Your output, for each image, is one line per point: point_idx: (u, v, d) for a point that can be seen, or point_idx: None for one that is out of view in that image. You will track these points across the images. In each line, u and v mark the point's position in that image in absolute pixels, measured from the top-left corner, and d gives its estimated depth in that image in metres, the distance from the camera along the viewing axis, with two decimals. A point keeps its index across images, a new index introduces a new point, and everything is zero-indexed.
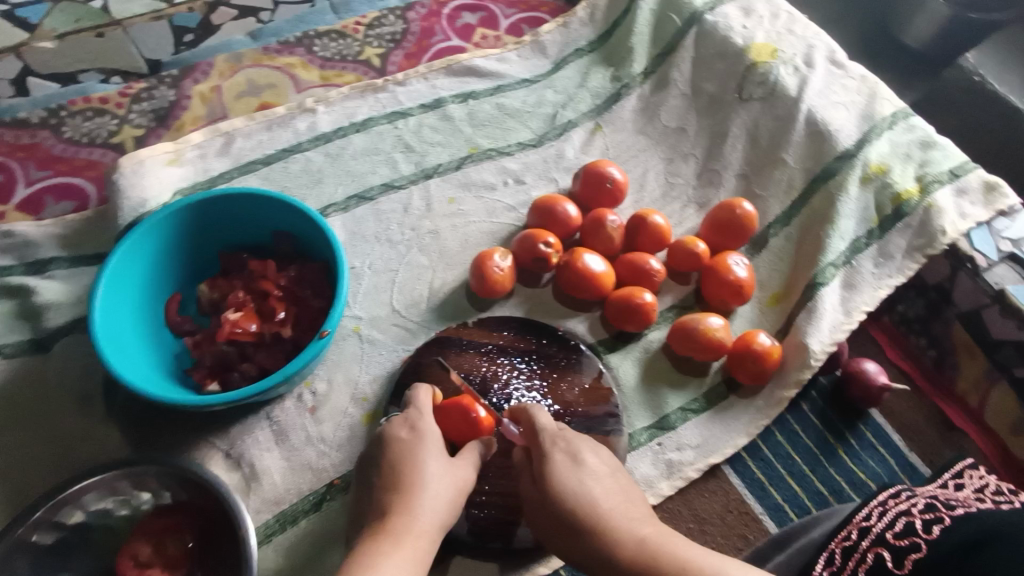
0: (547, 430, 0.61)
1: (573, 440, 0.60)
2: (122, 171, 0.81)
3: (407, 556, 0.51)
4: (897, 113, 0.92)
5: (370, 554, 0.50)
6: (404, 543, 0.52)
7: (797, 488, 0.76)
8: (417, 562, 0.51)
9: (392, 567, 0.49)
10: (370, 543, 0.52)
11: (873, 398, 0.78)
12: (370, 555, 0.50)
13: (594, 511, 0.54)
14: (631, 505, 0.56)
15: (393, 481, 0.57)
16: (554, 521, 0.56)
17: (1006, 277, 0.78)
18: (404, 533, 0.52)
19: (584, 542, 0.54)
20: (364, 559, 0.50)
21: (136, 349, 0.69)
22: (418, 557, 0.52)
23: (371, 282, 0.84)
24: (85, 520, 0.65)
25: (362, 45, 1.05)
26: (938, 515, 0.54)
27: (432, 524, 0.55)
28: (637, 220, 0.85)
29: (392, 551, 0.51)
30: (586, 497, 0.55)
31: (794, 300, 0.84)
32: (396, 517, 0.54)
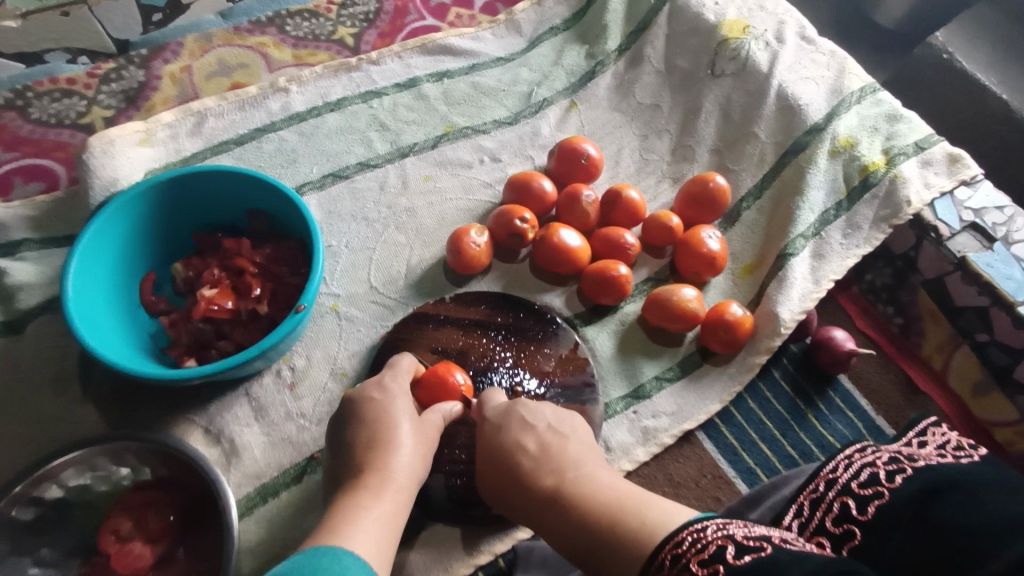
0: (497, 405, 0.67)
1: (511, 409, 0.66)
2: (92, 150, 0.79)
3: (386, 510, 0.55)
4: (865, 87, 0.93)
5: (352, 508, 0.54)
6: (384, 496, 0.56)
7: (768, 452, 0.78)
8: (395, 515, 0.55)
9: (374, 519, 0.54)
10: (349, 496, 0.55)
11: (841, 364, 0.81)
12: (351, 508, 0.54)
13: (521, 468, 0.61)
14: (554, 453, 0.61)
15: (367, 437, 0.59)
16: (497, 485, 0.63)
17: (967, 245, 0.81)
18: (384, 487, 0.56)
19: (520, 495, 0.61)
20: (346, 511, 0.54)
21: (111, 327, 0.69)
22: (397, 510, 0.56)
23: (348, 260, 0.85)
24: (64, 497, 0.65)
25: (335, 24, 1.04)
26: (900, 466, 0.56)
27: (408, 478, 0.58)
28: (612, 195, 0.86)
29: (370, 505, 0.54)
30: (514, 460, 0.62)
31: (766, 271, 0.86)
32: (372, 473, 0.57)
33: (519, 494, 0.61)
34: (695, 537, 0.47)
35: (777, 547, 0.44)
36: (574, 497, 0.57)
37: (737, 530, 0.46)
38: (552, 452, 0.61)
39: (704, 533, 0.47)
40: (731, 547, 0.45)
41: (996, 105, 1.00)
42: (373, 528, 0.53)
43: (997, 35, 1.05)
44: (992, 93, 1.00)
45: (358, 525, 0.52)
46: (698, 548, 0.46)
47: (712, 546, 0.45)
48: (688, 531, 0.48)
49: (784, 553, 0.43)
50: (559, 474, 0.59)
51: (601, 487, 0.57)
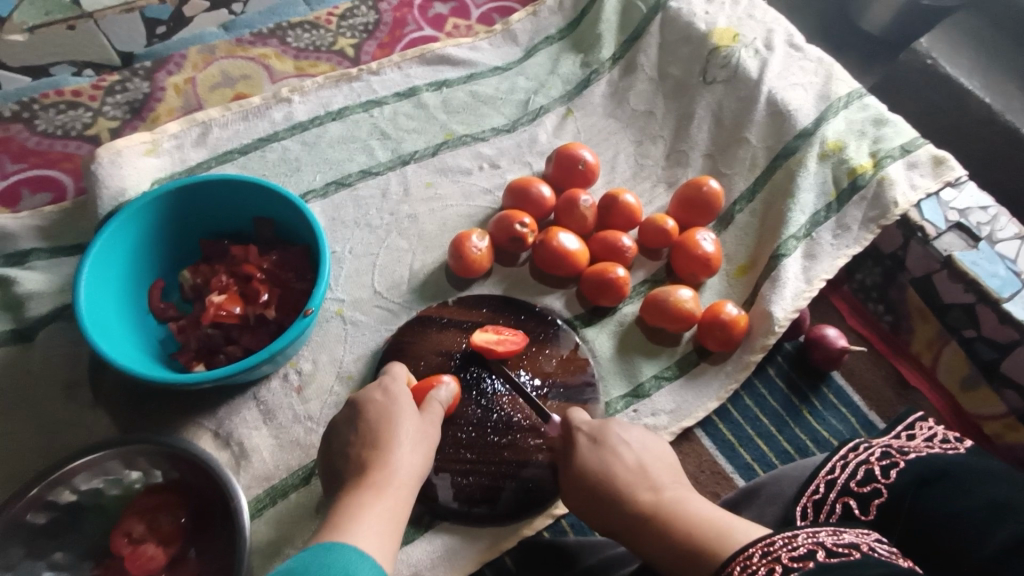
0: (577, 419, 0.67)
1: (605, 424, 0.65)
2: (100, 160, 0.81)
3: (387, 505, 0.56)
4: (852, 93, 0.96)
5: (354, 505, 0.56)
6: (384, 493, 0.57)
7: (765, 447, 0.80)
8: (397, 510, 0.57)
9: (377, 515, 0.55)
10: (353, 494, 0.57)
11: (834, 361, 0.83)
12: (353, 506, 0.56)
13: (616, 484, 0.60)
14: (651, 470, 0.60)
15: (370, 438, 0.61)
16: (583, 500, 0.62)
17: (953, 244, 0.83)
18: (385, 484, 0.58)
19: (612, 509, 0.59)
20: (349, 509, 0.55)
21: (121, 333, 0.70)
22: (399, 504, 0.57)
23: (352, 266, 0.86)
24: (77, 500, 0.66)
25: (335, 36, 1.06)
26: (893, 461, 0.59)
27: (408, 472, 0.60)
28: (609, 200, 0.88)
29: (372, 502, 0.56)
30: (609, 472, 0.61)
31: (759, 272, 0.88)
32: (374, 470, 0.59)
33: (611, 508, 0.59)
34: (787, 539, 0.46)
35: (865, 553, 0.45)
36: (676, 514, 0.55)
37: (823, 535, 0.47)
38: (648, 469, 0.60)
39: (795, 538, 0.46)
40: (822, 553, 0.45)
41: (978, 109, 1.03)
42: (377, 523, 0.54)
43: (979, 41, 1.08)
44: (975, 98, 1.03)
45: (362, 520, 0.54)
46: (790, 549, 0.45)
47: (802, 548, 0.45)
48: (777, 534, 0.47)
49: (873, 560, 0.44)
50: (658, 491, 0.58)
51: (699, 507, 0.55)
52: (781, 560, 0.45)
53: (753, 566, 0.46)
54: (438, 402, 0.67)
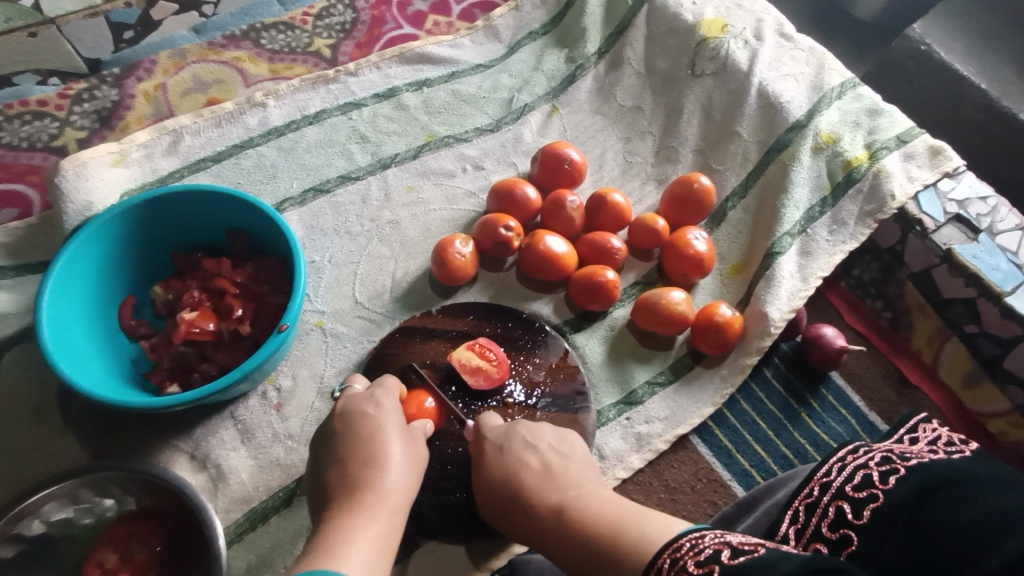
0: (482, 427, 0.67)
1: (511, 429, 0.66)
2: (64, 174, 0.77)
3: (379, 529, 0.54)
4: (845, 83, 0.93)
5: (346, 528, 0.54)
6: (378, 516, 0.55)
7: (763, 453, 0.78)
8: (389, 534, 0.55)
9: (367, 539, 0.53)
10: (345, 516, 0.55)
11: (832, 361, 0.80)
12: (345, 529, 0.54)
13: (523, 489, 0.61)
14: (557, 472, 0.62)
15: (363, 455, 0.59)
16: (494, 506, 0.63)
17: (953, 237, 0.81)
18: (378, 507, 0.56)
19: (520, 514, 0.61)
20: (340, 533, 0.53)
21: (89, 355, 0.67)
22: (391, 529, 0.56)
23: (332, 276, 0.83)
24: (45, 532, 0.63)
25: (311, 36, 1.03)
26: (892, 466, 0.56)
27: (400, 495, 0.58)
28: (597, 200, 0.85)
29: (366, 525, 0.54)
30: (515, 479, 0.62)
31: (753, 270, 0.86)
32: (366, 491, 0.57)
33: (521, 516, 0.61)
34: (693, 542, 0.48)
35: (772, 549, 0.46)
36: (575, 514, 0.57)
37: (732, 536, 0.48)
38: (554, 472, 0.62)
39: (702, 540, 0.48)
40: (727, 552, 0.47)
41: (975, 95, 1.00)
42: (368, 547, 0.52)
43: (976, 26, 1.05)
44: (972, 84, 1.00)
45: (354, 545, 0.52)
46: (696, 552, 0.47)
47: (707, 550, 0.47)
48: (686, 537, 0.49)
49: (778, 553, 0.46)
50: (563, 492, 0.60)
51: (601, 504, 0.57)
52: (686, 567, 0.47)
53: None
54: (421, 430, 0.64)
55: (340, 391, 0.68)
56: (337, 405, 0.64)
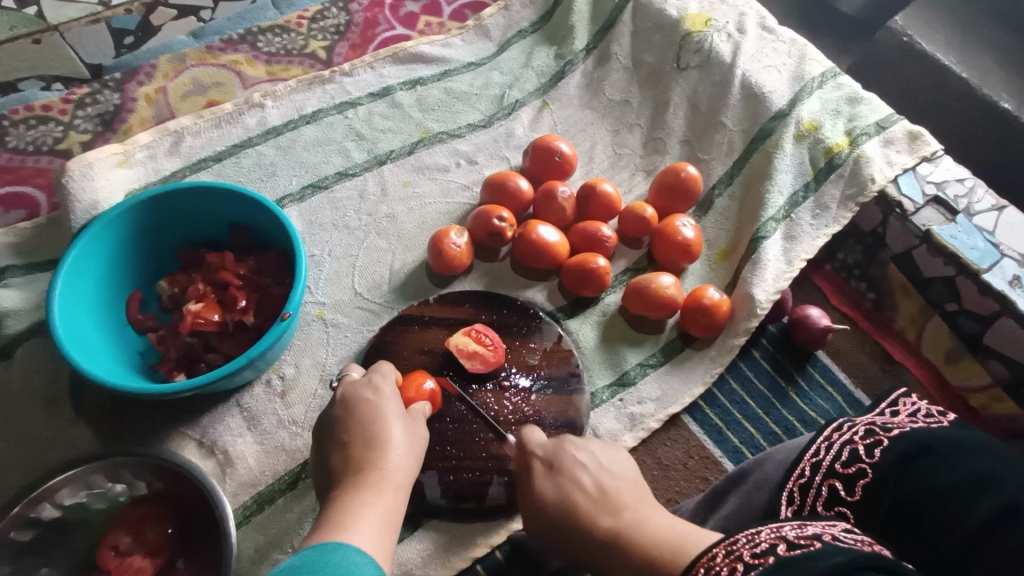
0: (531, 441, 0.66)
1: (559, 446, 0.64)
2: (70, 174, 0.80)
3: (385, 505, 0.57)
4: (825, 73, 0.96)
5: (353, 505, 0.56)
6: (383, 493, 0.58)
7: (753, 430, 0.80)
8: (395, 509, 0.58)
9: (375, 515, 0.56)
10: (351, 494, 0.57)
11: (818, 340, 0.83)
12: (353, 505, 0.56)
13: (575, 510, 0.57)
14: (612, 493, 0.57)
15: (364, 437, 0.61)
16: (549, 531, 0.60)
17: (932, 218, 0.83)
18: (383, 485, 0.58)
19: (576, 538, 0.56)
20: (348, 508, 0.56)
21: (100, 346, 0.70)
22: (395, 507, 0.58)
23: (332, 268, 0.86)
24: (61, 516, 0.65)
25: (306, 39, 1.06)
26: (876, 439, 0.58)
27: (403, 473, 0.61)
28: (587, 190, 0.88)
29: (372, 501, 0.57)
30: (566, 499, 0.58)
31: (740, 255, 0.88)
32: (370, 471, 0.59)
33: (573, 537, 0.57)
34: (749, 537, 0.47)
35: (826, 543, 0.46)
36: (632, 536, 0.52)
37: (786, 532, 0.48)
38: (608, 492, 0.58)
39: (757, 535, 0.48)
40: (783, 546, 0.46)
41: (954, 83, 1.03)
42: (375, 521, 0.55)
43: (953, 15, 1.08)
44: (951, 72, 1.03)
45: (362, 519, 0.55)
46: (752, 546, 0.46)
47: (764, 543, 0.46)
48: (740, 534, 0.48)
49: (833, 547, 0.45)
50: (618, 514, 0.55)
51: (657, 525, 0.53)
52: (742, 558, 0.45)
53: (716, 565, 0.46)
54: (420, 411, 0.66)
55: (338, 380, 0.70)
56: (336, 392, 0.67)
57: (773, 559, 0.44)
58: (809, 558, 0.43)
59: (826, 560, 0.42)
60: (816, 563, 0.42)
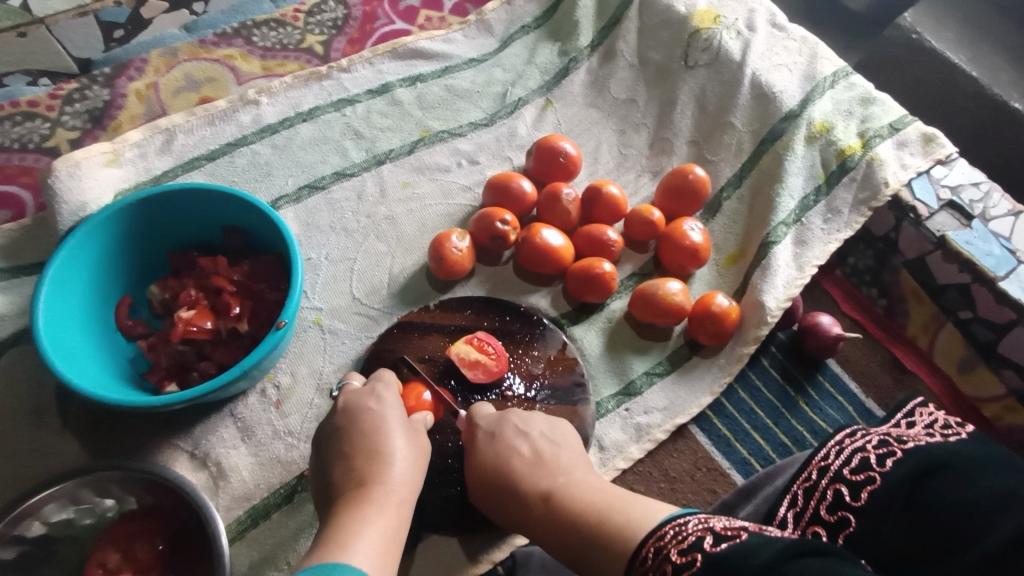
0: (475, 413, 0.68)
1: (502, 418, 0.66)
2: (57, 173, 0.77)
3: (390, 523, 0.55)
4: (838, 72, 0.94)
5: (357, 521, 0.54)
6: (388, 510, 0.56)
7: (761, 441, 0.78)
8: (397, 527, 0.56)
9: (379, 533, 0.54)
10: (354, 510, 0.55)
11: (829, 349, 0.81)
12: (356, 521, 0.54)
13: (512, 475, 0.62)
14: (548, 459, 0.62)
15: (367, 449, 0.59)
16: (483, 492, 0.64)
17: (946, 224, 0.81)
18: (387, 501, 0.56)
19: (512, 501, 0.61)
20: (350, 526, 0.53)
21: (87, 356, 0.67)
22: (400, 524, 0.56)
23: (329, 272, 0.83)
24: (46, 533, 0.63)
25: (303, 33, 1.02)
26: (889, 449, 0.56)
27: (406, 489, 0.58)
28: (593, 192, 0.85)
29: (376, 518, 0.55)
30: (505, 465, 0.62)
31: (749, 260, 0.86)
32: (373, 485, 0.57)
33: (511, 502, 0.61)
34: (676, 530, 0.48)
35: (753, 531, 0.45)
36: (563, 500, 0.57)
37: (714, 520, 0.47)
38: (545, 459, 0.62)
39: (685, 526, 0.48)
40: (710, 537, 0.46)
41: (967, 83, 1.01)
42: (377, 541, 0.53)
43: (966, 15, 1.06)
44: (964, 72, 1.01)
45: (365, 537, 0.52)
46: (679, 541, 0.47)
47: (690, 538, 0.46)
48: (668, 523, 0.49)
49: (757, 536, 0.45)
50: (553, 479, 0.60)
51: (588, 494, 0.57)
52: (671, 558, 0.46)
53: (649, 566, 0.47)
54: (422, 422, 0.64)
55: (339, 388, 0.68)
56: (338, 400, 0.64)
57: (702, 558, 0.44)
58: (738, 559, 0.43)
59: (757, 558, 0.42)
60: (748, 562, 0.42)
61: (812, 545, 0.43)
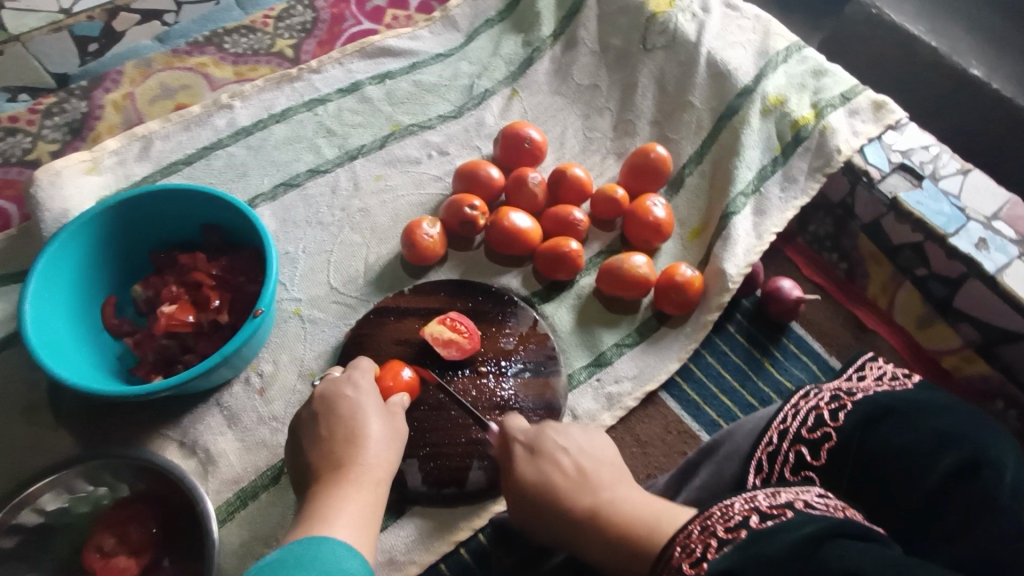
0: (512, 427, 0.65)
1: (540, 432, 0.63)
2: (38, 183, 0.80)
3: (368, 500, 0.58)
4: (790, 47, 0.97)
5: (337, 500, 0.57)
6: (366, 489, 0.59)
7: (729, 403, 0.81)
8: (376, 504, 0.59)
9: (358, 510, 0.57)
10: (333, 491, 0.58)
11: (790, 312, 0.84)
12: (337, 501, 0.57)
13: (555, 492, 0.58)
14: (590, 474, 0.59)
15: (346, 434, 0.62)
16: (523, 511, 0.60)
17: (898, 185, 0.84)
18: (365, 481, 0.59)
19: (553, 518, 0.58)
20: (331, 503, 0.57)
21: (75, 353, 0.70)
22: (378, 501, 0.59)
23: (306, 265, 0.86)
24: (43, 522, 0.66)
25: (273, 38, 1.06)
26: (841, 403, 0.59)
27: (382, 468, 0.62)
28: (558, 175, 0.88)
29: (355, 496, 0.58)
30: (547, 483, 0.59)
31: (711, 232, 0.89)
32: (352, 467, 0.60)
33: (553, 520, 0.58)
34: (723, 510, 0.48)
35: (797, 511, 0.46)
36: (611, 516, 0.54)
37: (758, 500, 0.48)
38: (588, 474, 0.59)
39: (731, 507, 0.48)
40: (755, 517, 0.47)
41: (924, 51, 1.03)
42: (357, 516, 0.56)
43: None
44: (923, 42, 1.03)
45: (345, 513, 0.56)
46: (726, 520, 0.47)
47: (737, 517, 0.46)
48: (716, 506, 0.48)
49: (802, 516, 0.46)
50: (597, 494, 0.56)
51: (635, 503, 0.54)
52: (716, 533, 0.46)
53: (691, 542, 0.47)
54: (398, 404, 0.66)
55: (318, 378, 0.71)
56: (315, 389, 0.67)
57: (745, 534, 0.44)
58: (780, 533, 0.44)
59: (799, 533, 0.43)
60: (788, 534, 0.43)
61: (854, 526, 0.44)
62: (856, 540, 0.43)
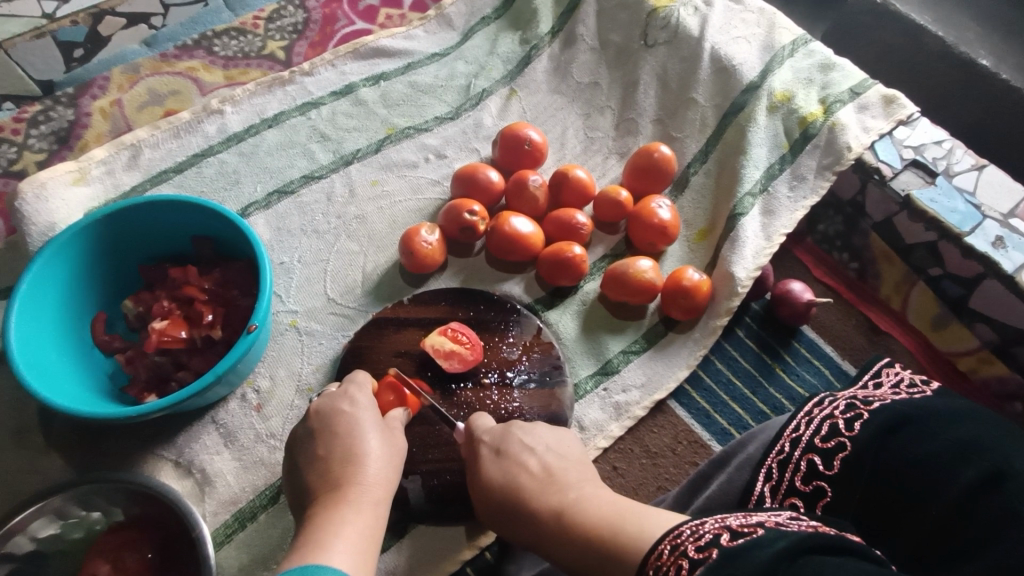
0: (480, 428, 0.67)
1: (506, 431, 0.65)
2: (23, 196, 0.78)
3: (366, 522, 0.56)
4: (796, 40, 0.94)
5: (332, 521, 0.54)
6: (364, 510, 0.56)
7: (740, 411, 0.79)
8: (375, 525, 0.56)
9: (355, 532, 0.54)
10: (329, 513, 0.56)
11: (801, 315, 0.82)
12: (332, 521, 0.54)
13: (521, 491, 0.59)
14: (558, 474, 0.60)
15: (343, 452, 0.60)
16: (495, 514, 0.61)
17: (910, 182, 0.81)
18: (363, 501, 0.57)
19: (522, 520, 0.58)
20: (326, 527, 0.54)
21: (64, 374, 0.68)
22: (377, 522, 0.57)
23: (302, 275, 0.84)
24: (35, 550, 0.64)
25: (264, 40, 1.03)
26: (857, 412, 0.57)
27: (381, 487, 0.59)
28: (559, 177, 0.86)
29: (352, 517, 0.55)
30: (513, 483, 0.60)
31: (718, 234, 0.87)
32: (349, 487, 0.58)
33: (521, 521, 0.58)
34: (693, 529, 0.46)
35: (769, 529, 0.44)
36: (576, 515, 0.54)
37: (730, 519, 0.46)
38: (555, 474, 0.60)
39: (702, 525, 0.46)
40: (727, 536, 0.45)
41: (933, 42, 1.01)
42: (355, 539, 0.54)
43: None
44: (930, 32, 1.00)
45: (341, 537, 0.53)
46: (696, 539, 0.45)
47: (707, 535, 0.44)
48: (686, 524, 0.47)
49: (776, 533, 0.44)
50: (564, 492, 0.57)
51: (602, 505, 0.54)
52: (687, 553, 0.44)
53: (664, 563, 0.45)
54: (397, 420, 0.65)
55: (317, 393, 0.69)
56: (312, 405, 0.65)
57: (717, 552, 0.42)
58: (752, 550, 0.42)
59: (771, 547, 0.41)
60: (762, 551, 0.41)
61: (829, 538, 0.42)
62: (833, 553, 0.41)
